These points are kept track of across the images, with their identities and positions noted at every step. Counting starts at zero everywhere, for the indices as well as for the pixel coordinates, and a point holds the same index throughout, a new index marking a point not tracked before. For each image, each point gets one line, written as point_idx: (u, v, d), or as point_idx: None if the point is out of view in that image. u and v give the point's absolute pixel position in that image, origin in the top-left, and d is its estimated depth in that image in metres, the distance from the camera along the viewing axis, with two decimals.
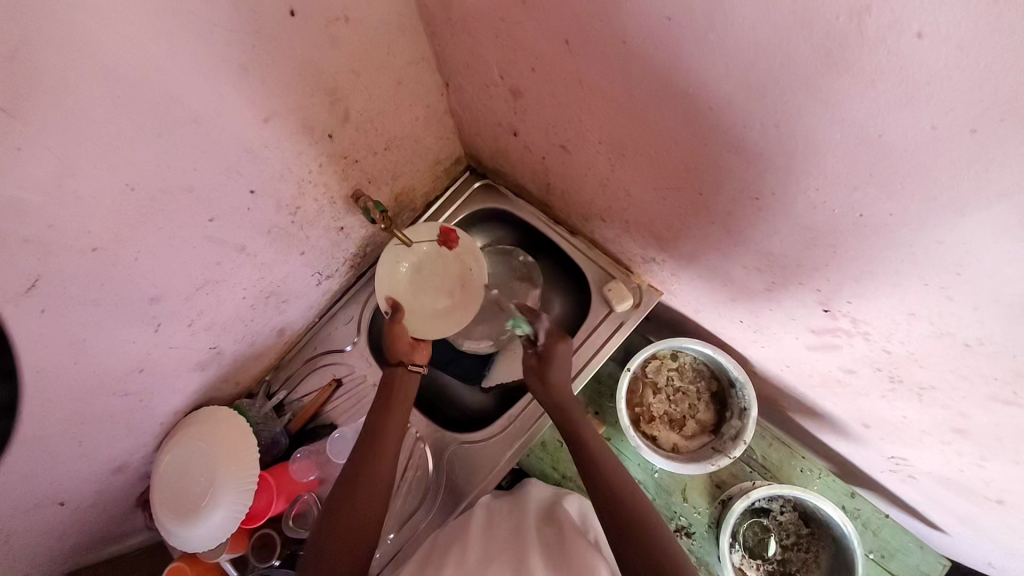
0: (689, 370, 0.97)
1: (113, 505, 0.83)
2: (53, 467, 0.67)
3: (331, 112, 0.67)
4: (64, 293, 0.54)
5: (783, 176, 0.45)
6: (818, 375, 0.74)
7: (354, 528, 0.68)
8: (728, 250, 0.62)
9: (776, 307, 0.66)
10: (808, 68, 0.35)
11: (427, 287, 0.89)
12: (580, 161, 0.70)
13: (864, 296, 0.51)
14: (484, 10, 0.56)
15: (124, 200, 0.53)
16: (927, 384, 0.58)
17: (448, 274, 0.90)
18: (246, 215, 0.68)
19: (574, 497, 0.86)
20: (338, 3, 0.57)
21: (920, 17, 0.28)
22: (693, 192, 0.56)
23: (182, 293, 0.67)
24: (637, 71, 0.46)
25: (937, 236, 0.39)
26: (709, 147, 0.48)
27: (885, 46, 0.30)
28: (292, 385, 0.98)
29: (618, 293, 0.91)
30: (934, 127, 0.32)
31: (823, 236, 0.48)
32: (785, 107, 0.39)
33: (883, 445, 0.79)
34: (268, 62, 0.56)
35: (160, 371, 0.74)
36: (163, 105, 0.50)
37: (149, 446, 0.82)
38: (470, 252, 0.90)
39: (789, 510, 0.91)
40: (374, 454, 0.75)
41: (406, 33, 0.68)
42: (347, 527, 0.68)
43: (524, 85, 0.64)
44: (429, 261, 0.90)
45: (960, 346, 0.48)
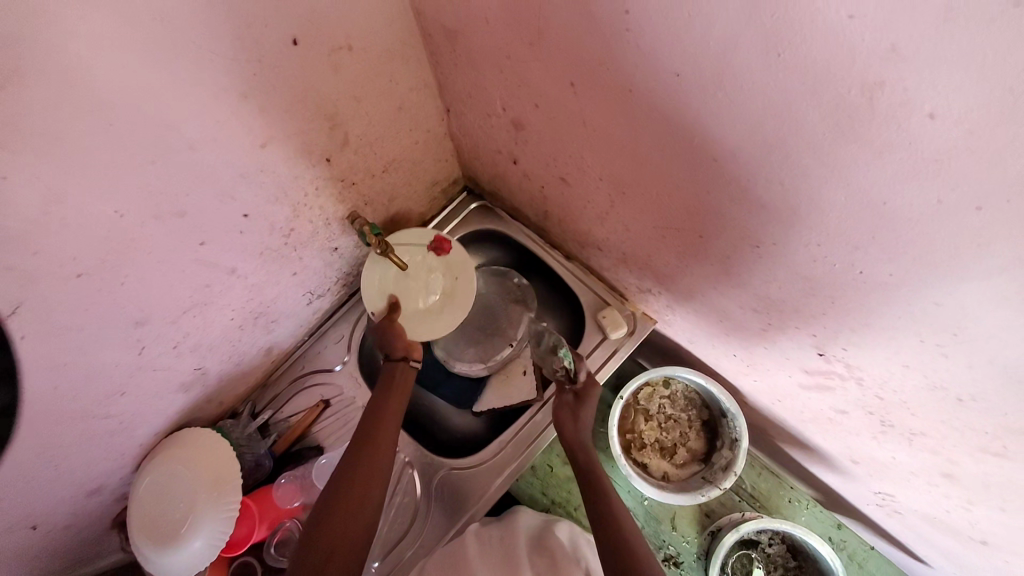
0: (680, 398, 0.97)
1: (86, 528, 0.79)
2: (25, 495, 0.64)
3: (330, 137, 0.66)
4: (46, 320, 0.52)
5: (785, 228, 0.45)
6: (810, 412, 0.75)
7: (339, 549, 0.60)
8: (725, 290, 0.62)
9: (770, 346, 0.67)
10: (818, 133, 0.35)
11: (413, 283, 0.88)
12: (579, 193, 0.70)
13: (860, 344, 0.52)
14: (490, 46, 0.56)
15: (113, 226, 0.51)
16: (917, 430, 0.59)
17: (435, 273, 0.89)
18: (238, 238, 0.66)
19: (564, 524, 0.85)
20: (342, 32, 0.57)
21: (932, 98, 0.29)
22: (693, 234, 0.56)
23: (168, 316, 0.65)
24: (642, 117, 0.46)
25: (936, 298, 0.40)
26: (711, 195, 0.49)
27: (895, 122, 0.31)
28: (278, 404, 0.95)
29: (612, 320, 0.91)
30: (940, 201, 0.33)
31: (822, 286, 0.48)
32: (792, 166, 0.39)
33: (871, 481, 0.80)
34: (269, 89, 0.55)
35: (143, 394, 0.71)
36: (158, 132, 0.49)
37: (127, 468, 0.79)
38: (460, 256, 0.89)
39: (778, 542, 0.91)
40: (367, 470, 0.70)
41: (409, 60, 0.68)
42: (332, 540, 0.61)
43: (526, 118, 0.63)
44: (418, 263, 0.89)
45: (953, 400, 0.49)
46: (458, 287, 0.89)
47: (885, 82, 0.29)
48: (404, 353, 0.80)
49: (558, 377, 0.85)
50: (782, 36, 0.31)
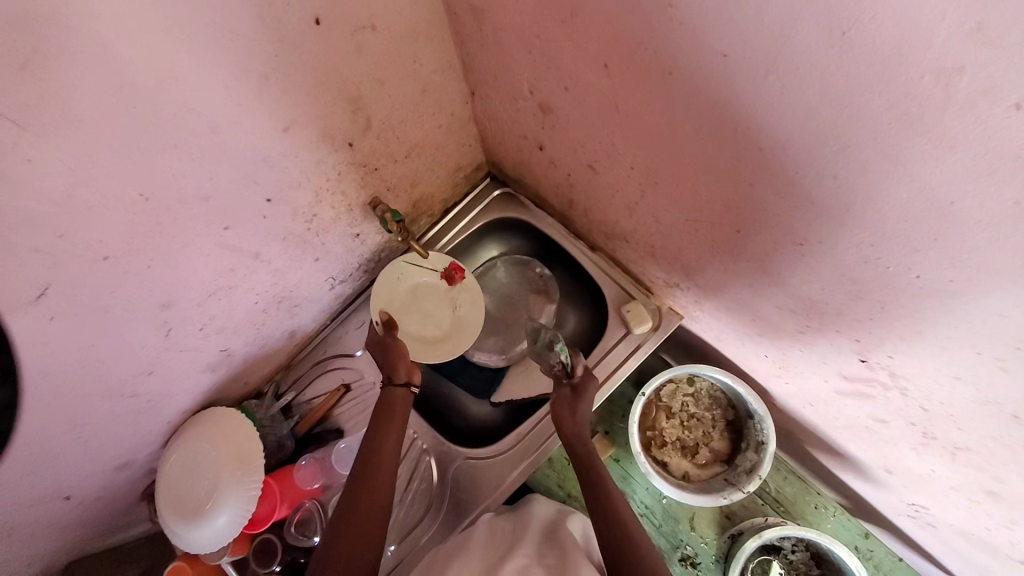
0: (705, 397, 0.94)
1: (118, 499, 0.82)
2: (59, 467, 0.66)
3: (353, 120, 0.65)
4: (75, 302, 0.53)
5: (833, 226, 0.42)
6: (844, 418, 0.71)
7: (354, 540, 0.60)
8: (760, 289, 0.59)
9: (805, 348, 0.63)
10: (881, 123, 0.32)
11: (419, 312, 0.90)
12: (607, 182, 0.67)
13: (906, 353, 0.48)
14: (519, 25, 0.53)
15: (137, 209, 0.51)
16: (962, 444, 0.55)
17: (441, 305, 0.92)
18: (261, 223, 0.66)
19: (578, 517, 0.84)
20: (365, 11, 0.55)
21: (1018, 87, 0.25)
22: (729, 228, 0.53)
23: (194, 299, 0.66)
24: (680, 101, 0.43)
25: (1001, 309, 0.36)
26: (752, 187, 0.45)
27: (972, 112, 0.27)
28: (301, 387, 0.97)
29: (637, 314, 0.88)
30: (1017, 202, 0.29)
31: (870, 289, 0.45)
32: (847, 159, 0.36)
33: (905, 493, 0.76)
34: (290, 72, 0.54)
35: (170, 374, 0.73)
36: (181, 115, 0.48)
37: (156, 443, 0.82)
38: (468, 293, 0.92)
39: (801, 550, 0.88)
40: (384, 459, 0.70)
41: (434, 41, 0.66)
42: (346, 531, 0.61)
43: (554, 102, 0.61)
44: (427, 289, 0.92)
45: (1007, 416, 0.45)
46: (462, 322, 0.92)
47: (965, 66, 0.26)
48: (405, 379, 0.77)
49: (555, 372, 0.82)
50: (846, 12, 0.28)
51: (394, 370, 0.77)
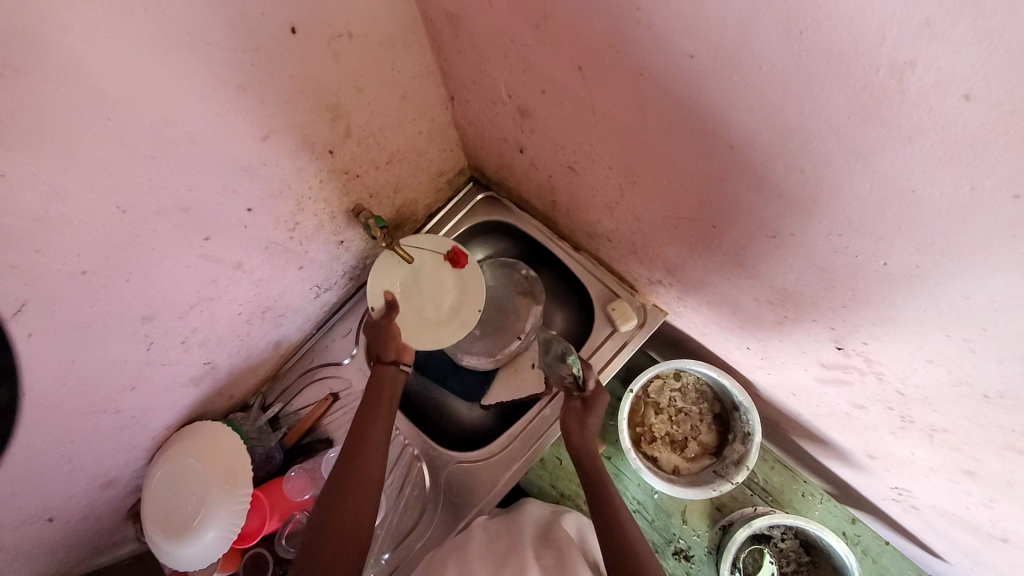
0: (692, 390, 0.96)
1: (102, 519, 0.80)
2: (40, 488, 0.65)
3: (333, 128, 0.65)
4: (54, 318, 0.52)
5: (802, 217, 0.43)
6: (826, 406, 0.73)
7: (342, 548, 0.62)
8: (737, 281, 0.60)
9: (785, 339, 0.65)
10: (840, 117, 0.33)
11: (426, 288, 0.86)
12: (587, 183, 0.68)
13: (878, 338, 0.50)
14: (494, 30, 0.54)
15: (116, 222, 0.51)
16: (938, 426, 0.57)
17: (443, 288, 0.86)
18: (242, 232, 0.66)
19: (572, 515, 0.85)
20: (341, 19, 0.55)
21: (968, 78, 0.26)
22: (706, 224, 0.54)
23: (175, 311, 0.65)
24: (653, 100, 0.44)
25: (965, 292, 0.38)
26: (726, 183, 0.46)
27: (927, 104, 0.29)
28: (288, 397, 0.96)
29: (622, 312, 0.89)
30: (973, 189, 0.31)
31: (841, 278, 0.46)
32: (812, 152, 0.37)
33: (888, 476, 0.78)
34: (268, 81, 0.54)
35: (153, 388, 0.72)
36: (158, 127, 0.48)
37: (140, 460, 0.80)
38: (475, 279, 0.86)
39: (790, 537, 0.90)
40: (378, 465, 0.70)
41: (411, 47, 0.66)
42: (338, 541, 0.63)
43: (531, 105, 0.62)
44: (428, 272, 0.86)
45: (978, 396, 0.47)
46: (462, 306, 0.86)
47: (916, 61, 0.27)
48: (394, 357, 0.80)
49: (566, 383, 0.85)
50: (802, 13, 0.29)
51: (384, 347, 0.80)
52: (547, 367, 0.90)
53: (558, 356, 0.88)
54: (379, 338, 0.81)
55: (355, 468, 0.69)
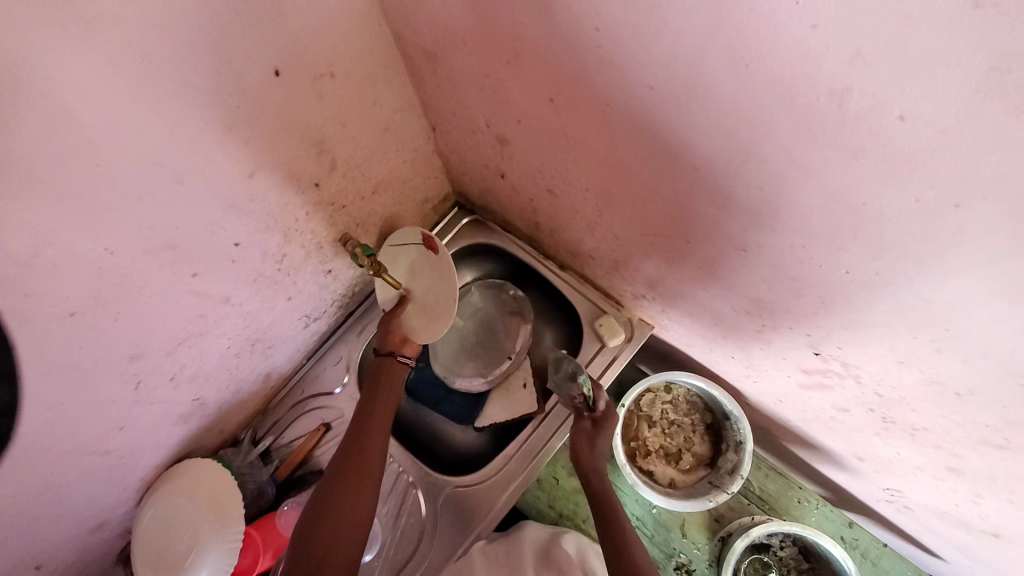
0: (683, 402, 0.97)
1: (89, 566, 0.78)
2: (25, 537, 0.63)
3: (318, 162, 0.67)
4: (41, 361, 0.52)
5: (768, 232, 0.45)
6: (812, 411, 0.75)
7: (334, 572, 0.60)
8: (715, 293, 0.62)
9: (766, 347, 0.67)
10: (791, 139, 0.36)
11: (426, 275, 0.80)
12: (567, 205, 0.70)
13: (851, 342, 0.52)
14: (469, 66, 0.56)
15: (104, 263, 0.51)
16: (918, 425, 0.58)
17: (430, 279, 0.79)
18: (230, 267, 0.66)
19: (573, 536, 0.84)
20: (324, 59, 0.57)
21: (900, 101, 0.29)
22: (681, 240, 0.56)
23: (163, 348, 0.65)
24: (622, 127, 0.47)
25: (925, 295, 0.40)
26: (695, 202, 0.49)
27: (867, 125, 0.31)
28: (279, 430, 0.95)
29: (609, 328, 0.91)
30: (918, 201, 0.33)
31: (810, 287, 0.48)
32: (771, 171, 0.39)
33: (878, 478, 0.79)
34: (253, 120, 0.56)
35: (142, 427, 0.71)
36: (145, 169, 0.49)
37: (129, 502, 0.78)
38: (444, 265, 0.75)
39: (789, 545, 0.90)
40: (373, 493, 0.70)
41: (391, 83, 0.69)
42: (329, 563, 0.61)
43: (509, 134, 0.64)
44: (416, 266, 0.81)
45: (951, 394, 0.49)
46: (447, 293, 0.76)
47: (853, 87, 0.30)
48: (391, 348, 0.81)
49: (575, 403, 0.84)
50: (747, 47, 0.32)
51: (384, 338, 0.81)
52: (560, 391, 0.87)
53: (570, 375, 0.85)
54: (383, 329, 0.82)
55: (348, 491, 0.67)
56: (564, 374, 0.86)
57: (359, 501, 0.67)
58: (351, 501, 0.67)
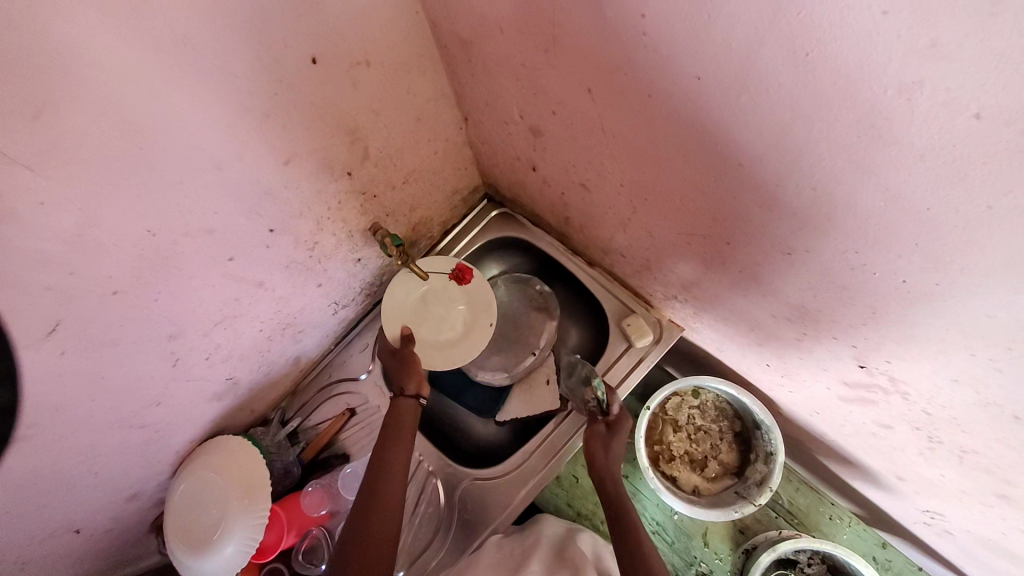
0: (711, 408, 0.94)
1: (127, 532, 0.82)
2: (70, 500, 0.67)
3: (350, 151, 0.67)
4: (84, 336, 0.54)
5: (816, 234, 0.43)
6: (850, 425, 0.71)
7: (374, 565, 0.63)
8: (754, 297, 0.60)
9: (806, 356, 0.63)
10: (851, 136, 0.33)
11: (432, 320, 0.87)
12: (600, 200, 0.69)
13: (902, 357, 0.48)
14: (506, 54, 0.55)
15: (145, 244, 0.53)
16: (969, 448, 0.54)
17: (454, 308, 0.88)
18: (264, 252, 0.68)
19: (587, 535, 0.84)
20: (359, 47, 0.57)
21: (979, 98, 0.26)
22: (720, 240, 0.54)
23: (199, 328, 0.67)
24: (662, 120, 0.45)
25: (988, 310, 0.36)
26: (738, 201, 0.46)
27: (937, 123, 0.28)
28: (306, 412, 0.97)
29: (637, 328, 0.88)
30: (990, 207, 0.30)
31: (862, 297, 0.45)
32: (822, 169, 0.37)
33: (918, 499, 0.74)
34: (289, 108, 0.56)
35: (177, 404, 0.74)
36: (185, 153, 0.50)
37: (164, 473, 0.82)
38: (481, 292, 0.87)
39: (817, 563, 0.87)
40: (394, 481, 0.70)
41: (426, 72, 0.68)
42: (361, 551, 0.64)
43: (544, 126, 0.63)
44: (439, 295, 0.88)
45: (1008, 417, 0.45)
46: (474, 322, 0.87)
47: (923, 81, 0.27)
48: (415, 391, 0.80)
49: (589, 407, 0.84)
50: (806, 36, 0.30)
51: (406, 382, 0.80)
52: (575, 397, 0.88)
53: (585, 380, 0.86)
54: (400, 369, 0.81)
55: (389, 486, 0.72)
56: (580, 379, 0.87)
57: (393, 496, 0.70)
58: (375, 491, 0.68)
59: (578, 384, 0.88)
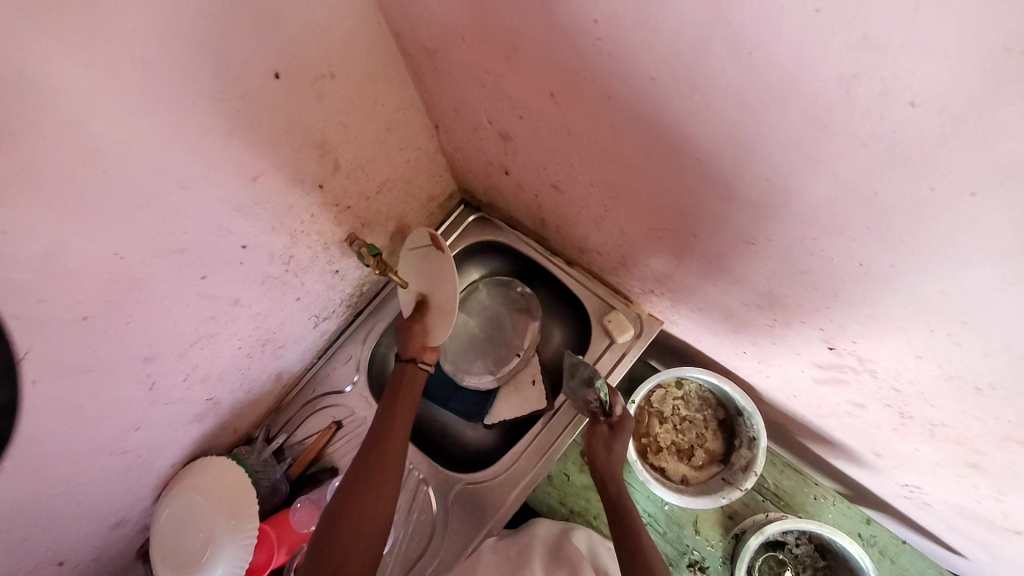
0: (694, 398, 0.95)
1: (111, 562, 0.80)
2: (49, 533, 0.65)
3: (321, 163, 0.67)
4: (56, 364, 0.53)
5: (774, 223, 0.44)
6: (826, 406, 0.73)
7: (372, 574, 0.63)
8: (726, 288, 0.61)
9: (779, 342, 0.65)
10: (798, 127, 0.34)
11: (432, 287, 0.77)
12: (572, 200, 0.70)
13: (866, 336, 0.50)
14: (468, 61, 0.56)
15: (115, 267, 0.52)
16: (938, 421, 0.56)
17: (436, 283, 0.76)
18: (238, 269, 0.67)
19: (582, 531, 0.85)
20: (323, 60, 0.57)
21: (911, 87, 0.28)
22: (688, 234, 0.55)
23: (175, 350, 0.66)
24: (624, 120, 0.46)
25: (941, 288, 0.38)
26: (702, 195, 0.48)
27: (875, 112, 0.30)
28: (292, 428, 0.96)
29: (618, 324, 0.89)
30: (932, 189, 0.32)
31: (824, 281, 0.47)
32: (775, 161, 0.38)
33: (897, 474, 0.77)
34: (256, 122, 0.56)
35: (157, 427, 0.72)
36: (150, 173, 0.50)
37: (148, 499, 0.80)
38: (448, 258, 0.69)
39: (805, 543, 0.89)
40: (384, 490, 0.70)
41: (393, 82, 0.69)
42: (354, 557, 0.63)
43: (512, 130, 0.63)
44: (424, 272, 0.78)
45: (970, 388, 0.47)
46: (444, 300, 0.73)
47: (859, 73, 0.29)
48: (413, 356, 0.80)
49: (591, 409, 0.84)
50: (748, 35, 0.31)
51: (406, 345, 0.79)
52: (575, 396, 0.86)
53: (587, 380, 0.84)
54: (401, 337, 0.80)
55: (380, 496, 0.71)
56: (581, 379, 0.85)
57: (388, 507, 0.70)
58: (365, 502, 0.68)
59: (579, 384, 0.86)
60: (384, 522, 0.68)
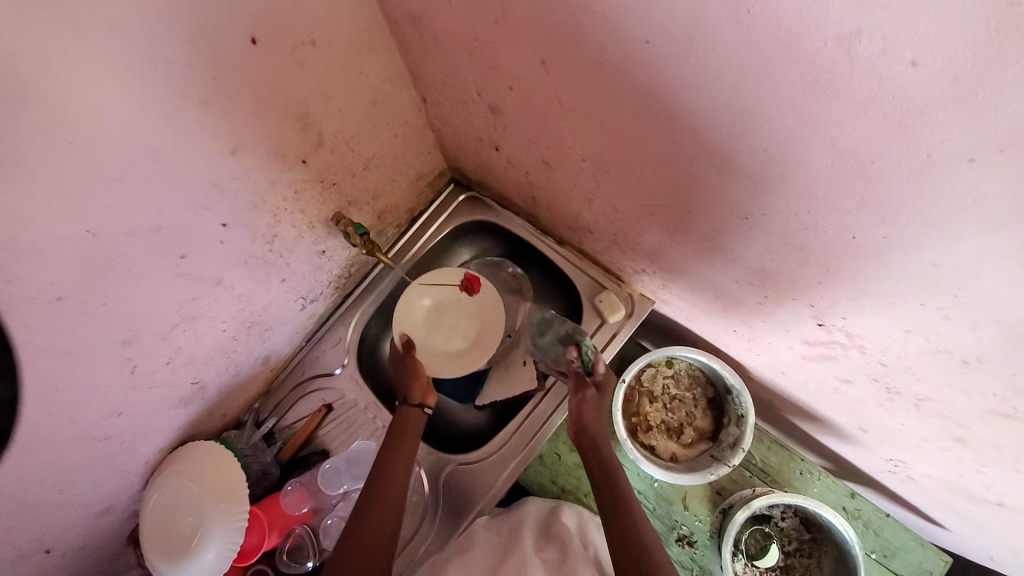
0: (684, 377, 0.96)
1: (99, 548, 0.79)
2: (32, 520, 0.64)
3: (303, 137, 0.65)
4: (29, 347, 0.51)
5: (768, 196, 0.44)
6: (814, 383, 0.74)
7: (368, 555, 0.63)
8: (719, 265, 0.61)
9: (770, 320, 0.65)
10: (796, 92, 0.33)
11: (442, 329, 0.91)
12: (563, 177, 0.68)
13: (857, 312, 0.50)
14: (455, 27, 0.53)
15: (88, 246, 0.50)
16: (924, 395, 0.57)
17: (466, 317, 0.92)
18: (220, 248, 0.65)
19: (571, 508, 0.86)
20: (303, 27, 0.55)
21: (914, 46, 0.27)
22: (681, 210, 0.54)
23: (156, 332, 0.65)
24: (617, 88, 0.44)
25: (934, 261, 0.38)
26: (696, 168, 0.47)
27: (876, 74, 0.29)
28: (281, 412, 0.95)
29: (609, 304, 0.89)
30: (930, 156, 0.31)
31: (816, 255, 0.47)
32: (772, 129, 0.37)
33: (881, 449, 0.78)
34: (233, 93, 0.53)
35: (141, 412, 0.71)
36: (121, 146, 0.47)
37: (134, 485, 0.79)
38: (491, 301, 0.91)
39: (790, 516, 0.91)
40: None
41: (378, 52, 0.66)
42: (351, 541, 0.65)
43: (501, 102, 0.62)
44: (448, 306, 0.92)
45: (957, 362, 0.47)
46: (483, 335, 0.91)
47: (861, 32, 0.28)
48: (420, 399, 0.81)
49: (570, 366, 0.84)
50: None
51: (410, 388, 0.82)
52: (551, 355, 0.87)
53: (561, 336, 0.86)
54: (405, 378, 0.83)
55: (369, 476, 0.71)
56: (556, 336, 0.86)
57: (379, 488, 0.69)
58: None
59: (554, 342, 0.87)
60: (376, 503, 0.68)
